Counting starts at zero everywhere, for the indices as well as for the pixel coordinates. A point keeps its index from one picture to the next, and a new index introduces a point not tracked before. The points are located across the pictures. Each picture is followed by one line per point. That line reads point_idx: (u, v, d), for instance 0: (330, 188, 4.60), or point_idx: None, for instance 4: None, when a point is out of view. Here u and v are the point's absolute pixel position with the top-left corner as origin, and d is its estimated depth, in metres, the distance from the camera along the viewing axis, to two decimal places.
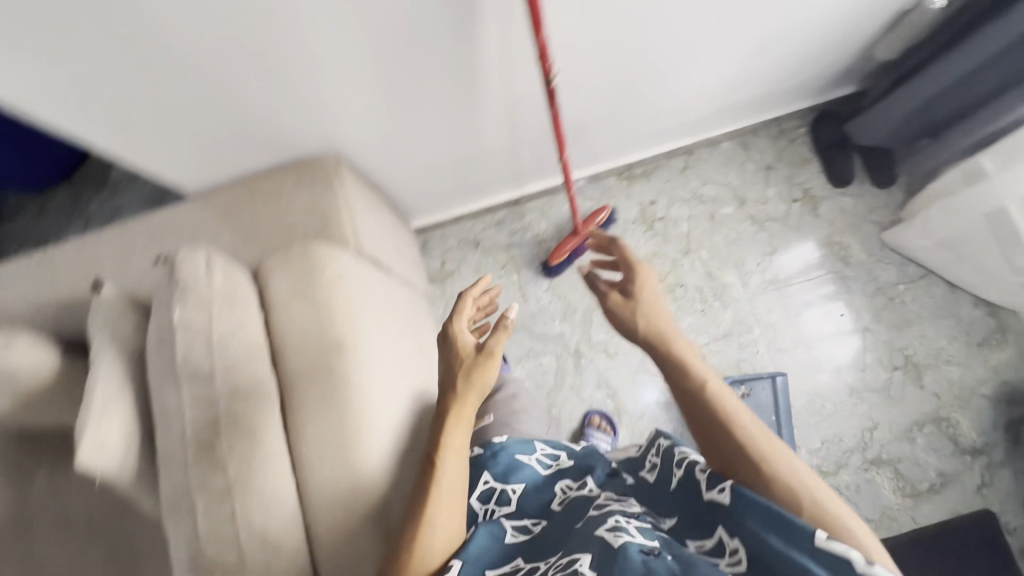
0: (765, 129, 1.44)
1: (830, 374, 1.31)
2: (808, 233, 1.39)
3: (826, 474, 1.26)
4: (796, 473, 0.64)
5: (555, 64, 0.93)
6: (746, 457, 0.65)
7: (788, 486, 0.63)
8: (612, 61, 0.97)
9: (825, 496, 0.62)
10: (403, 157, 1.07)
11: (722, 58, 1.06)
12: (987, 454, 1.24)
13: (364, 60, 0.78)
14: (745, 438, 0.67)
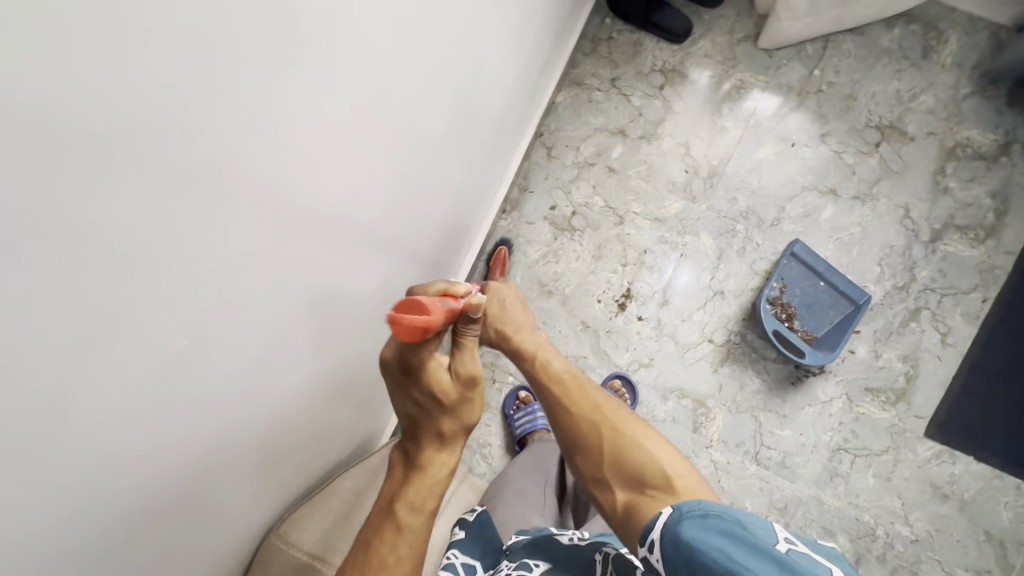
0: (579, 52, 1.26)
1: (832, 202, 1.17)
2: (700, 102, 1.22)
3: (907, 285, 1.15)
4: (639, 441, 0.66)
5: (382, 245, 0.73)
6: (593, 434, 0.69)
7: (620, 444, 0.66)
8: (427, 186, 0.79)
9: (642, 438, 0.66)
10: (336, 421, 0.89)
11: (505, 55, 0.84)
12: (1017, 140, 1.12)
13: (241, 463, 0.60)
14: (593, 415, 0.71)
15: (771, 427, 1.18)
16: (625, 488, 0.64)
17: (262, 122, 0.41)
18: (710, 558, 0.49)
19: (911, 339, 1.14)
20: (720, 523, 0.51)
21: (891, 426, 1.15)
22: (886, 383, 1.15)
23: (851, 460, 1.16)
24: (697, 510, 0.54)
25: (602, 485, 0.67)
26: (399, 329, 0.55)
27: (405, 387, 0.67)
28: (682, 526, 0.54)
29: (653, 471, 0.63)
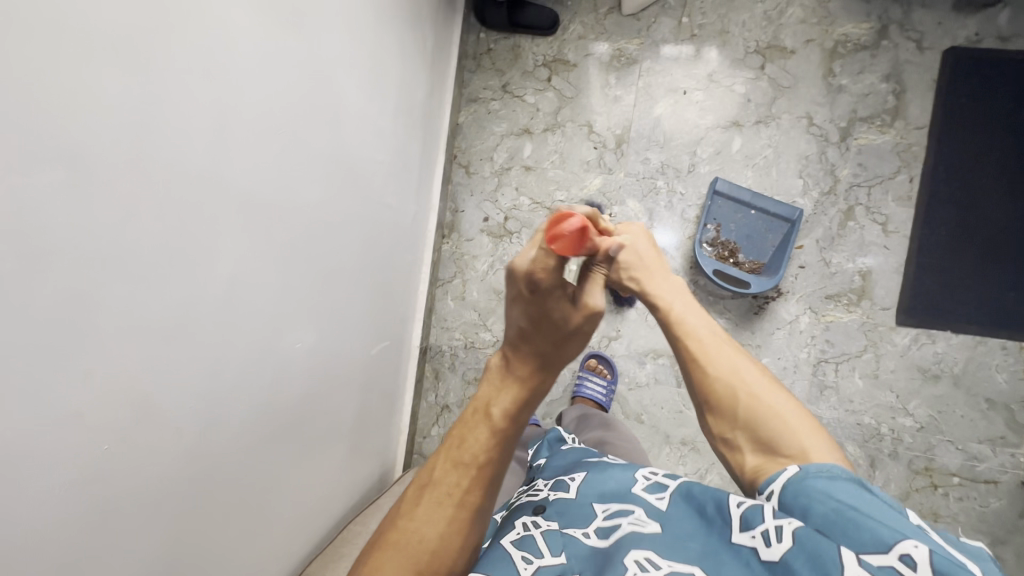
0: (464, 71, 1.32)
1: (737, 133, 1.20)
2: (587, 81, 1.26)
3: (834, 188, 1.16)
4: (779, 410, 0.61)
5: (307, 306, 0.79)
6: (729, 396, 0.63)
7: (762, 414, 0.61)
8: (335, 243, 0.84)
9: (785, 411, 0.61)
10: (327, 472, 0.95)
11: (368, 95, 0.89)
12: (892, 20, 1.13)
13: (218, 535, 0.66)
14: (732, 377, 0.64)
15: None
16: (756, 452, 0.61)
17: (118, 246, 0.46)
18: (834, 509, 0.50)
19: (854, 237, 1.15)
20: (851, 485, 0.53)
21: (862, 325, 1.16)
22: (844, 286, 1.16)
23: (835, 370, 1.17)
24: (824, 472, 0.54)
25: (730, 444, 0.64)
26: (564, 247, 0.56)
27: (527, 300, 0.59)
28: (810, 481, 0.54)
29: (789, 442, 0.59)
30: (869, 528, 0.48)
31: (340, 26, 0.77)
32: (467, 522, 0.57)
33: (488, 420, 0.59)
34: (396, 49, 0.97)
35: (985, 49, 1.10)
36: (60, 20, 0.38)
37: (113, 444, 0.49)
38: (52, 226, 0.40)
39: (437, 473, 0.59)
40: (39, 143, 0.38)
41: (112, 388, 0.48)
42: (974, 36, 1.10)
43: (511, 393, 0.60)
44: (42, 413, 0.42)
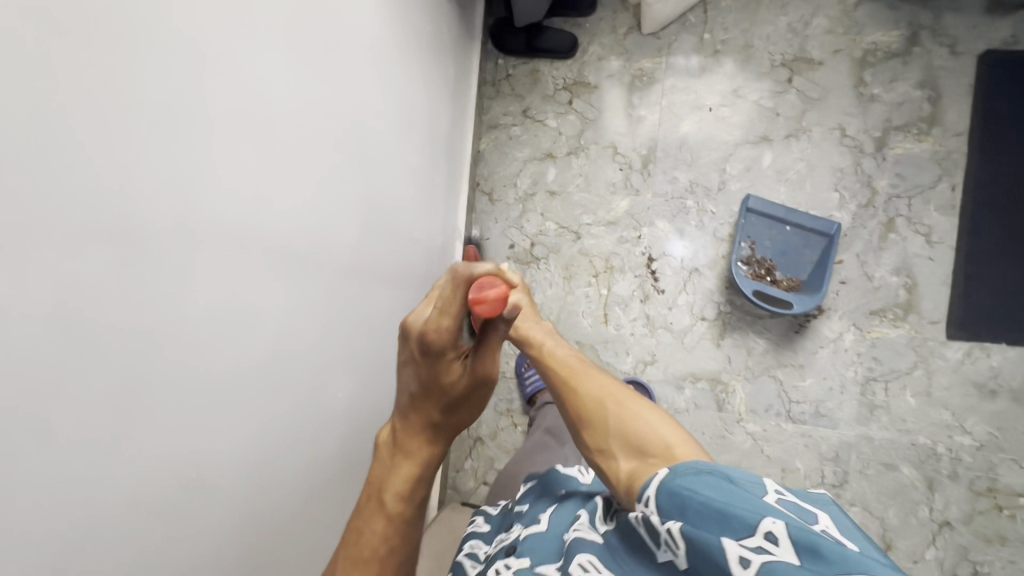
0: (483, 99, 1.31)
1: (768, 148, 1.17)
2: (609, 102, 1.24)
3: (872, 200, 1.12)
4: (641, 414, 0.66)
5: (346, 353, 0.77)
6: (599, 410, 0.69)
7: (627, 421, 0.66)
8: (369, 286, 0.82)
9: (647, 414, 0.66)
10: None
11: (397, 132, 0.88)
12: (922, 26, 1.10)
13: None
14: (599, 391, 0.70)
15: (793, 382, 1.16)
16: (629, 455, 0.64)
17: (167, 320, 0.44)
18: (706, 502, 0.52)
19: (897, 250, 1.11)
20: (714, 476, 0.55)
21: (910, 341, 1.11)
22: (888, 301, 1.12)
23: (885, 388, 1.12)
24: (694, 468, 0.56)
25: (607, 456, 0.66)
26: (479, 311, 0.51)
27: (416, 363, 0.55)
28: (676, 482, 0.55)
29: (655, 441, 0.63)
30: (734, 514, 0.50)
31: (370, 67, 0.76)
32: (397, 564, 0.59)
33: (406, 462, 0.59)
34: (421, 83, 0.96)
35: (1022, 50, 1.07)
36: (117, 102, 0.37)
37: (166, 527, 0.46)
38: (107, 311, 0.38)
39: (359, 521, 0.58)
40: (98, 225, 0.37)
41: (169, 470, 0.46)
42: (1009, 39, 1.07)
43: (405, 470, 0.59)
44: (96, 509, 0.39)
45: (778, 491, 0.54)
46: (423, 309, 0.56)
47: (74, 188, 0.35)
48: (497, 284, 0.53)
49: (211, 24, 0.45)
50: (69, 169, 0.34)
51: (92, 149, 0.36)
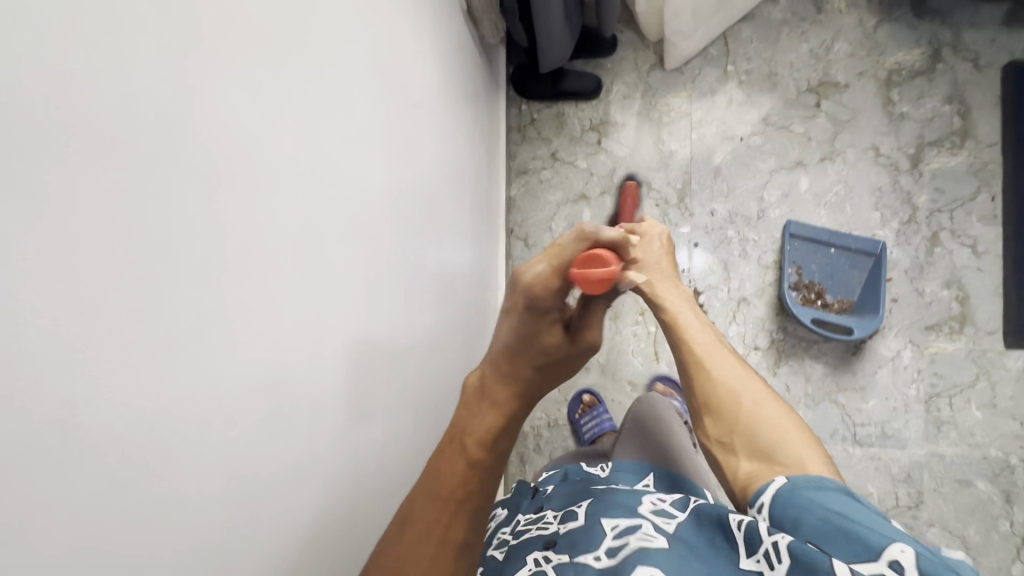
0: (510, 145, 1.30)
1: (803, 173, 1.17)
2: (639, 140, 1.25)
3: (913, 216, 1.13)
4: (777, 423, 0.61)
5: (426, 438, 0.73)
6: (728, 405, 0.64)
7: (760, 422, 0.62)
8: (439, 362, 0.80)
9: (784, 425, 0.61)
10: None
11: (449, 194, 0.87)
12: (943, 43, 1.12)
13: None
14: (733, 386, 0.65)
15: (855, 405, 1.15)
16: (749, 457, 0.61)
17: (284, 481, 0.42)
18: (824, 517, 0.50)
19: (944, 264, 1.12)
20: (833, 494, 0.52)
21: (969, 354, 1.10)
22: (942, 315, 1.11)
23: (949, 403, 1.11)
24: (813, 483, 0.54)
25: (725, 449, 0.64)
26: (585, 284, 0.49)
27: (520, 312, 0.52)
28: (796, 491, 0.53)
29: (786, 450, 0.59)
30: (854, 531, 0.48)
31: (427, 132, 0.76)
32: (477, 512, 0.51)
33: (494, 409, 0.53)
34: (465, 139, 0.96)
35: None
36: (233, 284, 0.36)
37: None
38: (231, 493, 0.36)
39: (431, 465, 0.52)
40: (224, 405, 0.36)
41: None
42: None
43: (490, 420, 0.53)
44: None
45: (905, 528, 0.49)
46: (534, 265, 0.50)
47: (213, 327, 0.34)
48: (607, 262, 0.49)
49: (302, 150, 0.44)
50: (198, 364, 0.33)
51: (228, 279, 0.36)
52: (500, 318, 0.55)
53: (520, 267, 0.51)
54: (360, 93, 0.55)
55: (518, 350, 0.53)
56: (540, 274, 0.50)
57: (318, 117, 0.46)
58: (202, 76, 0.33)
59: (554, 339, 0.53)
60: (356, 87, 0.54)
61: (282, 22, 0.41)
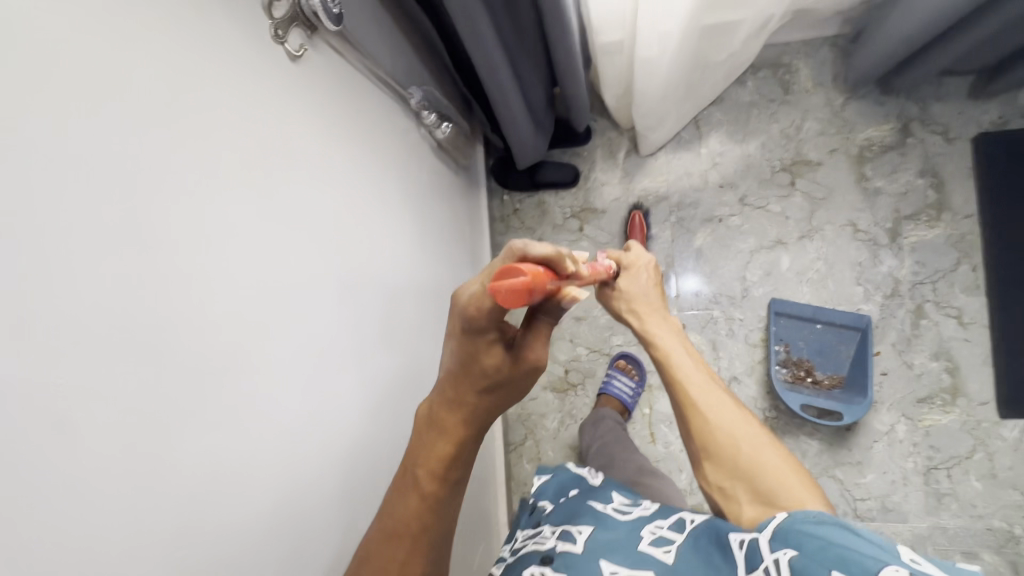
0: (495, 235, 1.33)
1: (783, 251, 1.19)
2: (620, 224, 1.27)
3: (896, 289, 1.14)
4: (765, 457, 0.56)
5: None
6: (723, 441, 0.58)
7: (752, 460, 0.56)
8: None
9: (781, 465, 0.55)
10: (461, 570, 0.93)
11: (433, 332, 0.90)
12: (911, 117, 1.14)
13: None
14: (731, 425, 0.59)
15: (853, 479, 1.15)
16: (754, 500, 0.55)
17: None
18: (821, 548, 0.44)
19: (931, 336, 1.12)
20: (838, 527, 0.46)
21: (964, 426, 1.11)
22: (934, 387, 1.12)
23: (948, 475, 1.11)
24: (813, 517, 0.48)
25: (726, 496, 0.58)
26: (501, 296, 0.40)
27: (456, 340, 0.49)
28: (795, 524, 0.47)
29: (782, 491, 0.53)
30: (853, 560, 0.42)
31: (403, 289, 0.80)
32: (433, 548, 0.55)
33: (443, 440, 0.54)
34: (447, 266, 0.99)
35: (1014, 130, 1.10)
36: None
37: None
38: None
39: (392, 499, 0.55)
40: None
41: None
42: (999, 119, 1.10)
43: (444, 447, 0.54)
44: None
45: (916, 557, 0.42)
46: (472, 284, 0.45)
47: None
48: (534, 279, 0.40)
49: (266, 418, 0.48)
50: None
51: None
52: (445, 338, 0.52)
53: (463, 285, 0.46)
54: (331, 302, 0.59)
55: (462, 376, 0.51)
56: (472, 294, 0.45)
57: (287, 357, 0.51)
58: (167, 393, 0.38)
59: (496, 361, 0.49)
60: (326, 301, 0.58)
61: (242, 317, 0.45)
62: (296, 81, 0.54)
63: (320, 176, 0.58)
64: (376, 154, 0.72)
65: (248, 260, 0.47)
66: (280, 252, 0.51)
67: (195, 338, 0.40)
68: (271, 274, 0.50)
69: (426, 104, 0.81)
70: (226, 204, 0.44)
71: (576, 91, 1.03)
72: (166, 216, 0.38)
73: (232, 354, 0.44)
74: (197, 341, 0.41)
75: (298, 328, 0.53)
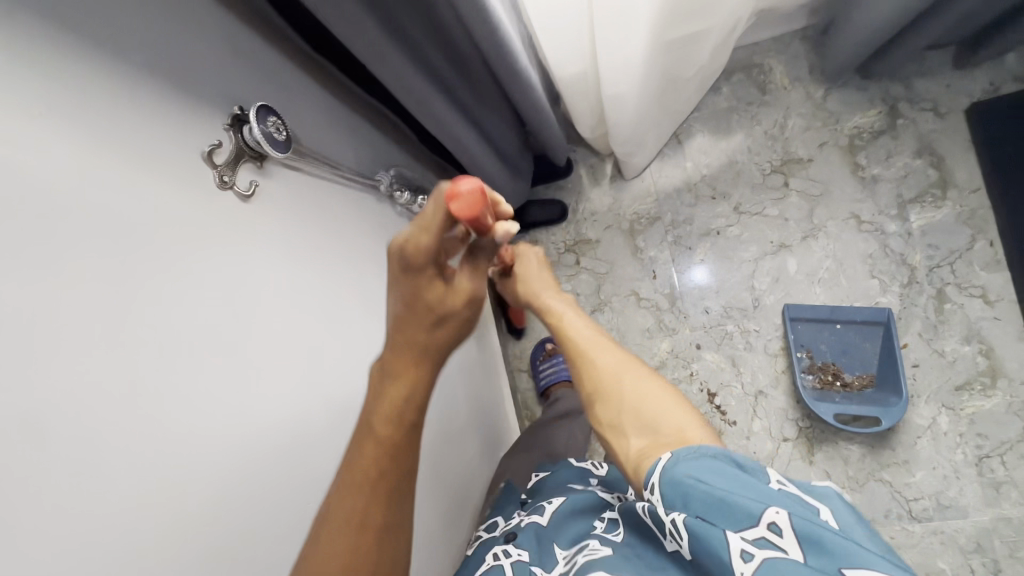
0: None
1: (789, 255, 1.15)
2: (615, 251, 1.24)
3: (913, 277, 1.09)
4: (642, 395, 0.56)
5: None
6: (613, 387, 0.58)
7: (637, 400, 0.56)
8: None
9: (663, 401, 0.55)
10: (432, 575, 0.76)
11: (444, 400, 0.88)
12: (897, 99, 1.10)
13: None
14: (618, 374, 0.58)
15: (903, 480, 1.08)
16: (637, 428, 0.55)
17: None
18: (698, 491, 0.44)
19: (958, 319, 1.07)
20: (716, 460, 0.46)
21: (1009, 408, 1.05)
22: (970, 372, 1.06)
23: (1002, 462, 1.05)
24: (697, 452, 0.47)
25: (614, 431, 0.57)
26: (460, 213, 0.44)
27: (401, 284, 0.47)
28: (682, 467, 0.46)
29: (667, 427, 0.52)
30: (729, 503, 0.42)
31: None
32: (405, 491, 0.46)
33: (395, 385, 0.47)
34: None
35: (1007, 95, 1.05)
36: None
37: None
38: None
39: (349, 459, 0.46)
40: None
41: None
42: (989, 87, 1.07)
43: (407, 384, 0.47)
44: None
45: (779, 481, 0.44)
46: (406, 231, 0.45)
47: None
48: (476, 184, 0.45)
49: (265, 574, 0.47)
50: None
51: None
52: (387, 292, 0.49)
53: (395, 237, 0.46)
54: (323, 435, 0.57)
55: (414, 317, 0.48)
56: (408, 236, 0.45)
57: (278, 513, 0.49)
58: None
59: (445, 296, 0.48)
60: (317, 438, 0.56)
61: (230, 486, 0.45)
62: (259, 217, 0.52)
63: (297, 303, 0.56)
64: (354, 258, 0.69)
65: (232, 423, 0.45)
66: (258, 411, 0.49)
67: (173, 546, 0.39)
68: (252, 439, 0.47)
69: (398, 184, 0.78)
70: (192, 390, 0.42)
71: (549, 133, 1.00)
72: (124, 426, 0.37)
73: (217, 535, 0.43)
74: (177, 538, 0.40)
75: (287, 482, 0.51)
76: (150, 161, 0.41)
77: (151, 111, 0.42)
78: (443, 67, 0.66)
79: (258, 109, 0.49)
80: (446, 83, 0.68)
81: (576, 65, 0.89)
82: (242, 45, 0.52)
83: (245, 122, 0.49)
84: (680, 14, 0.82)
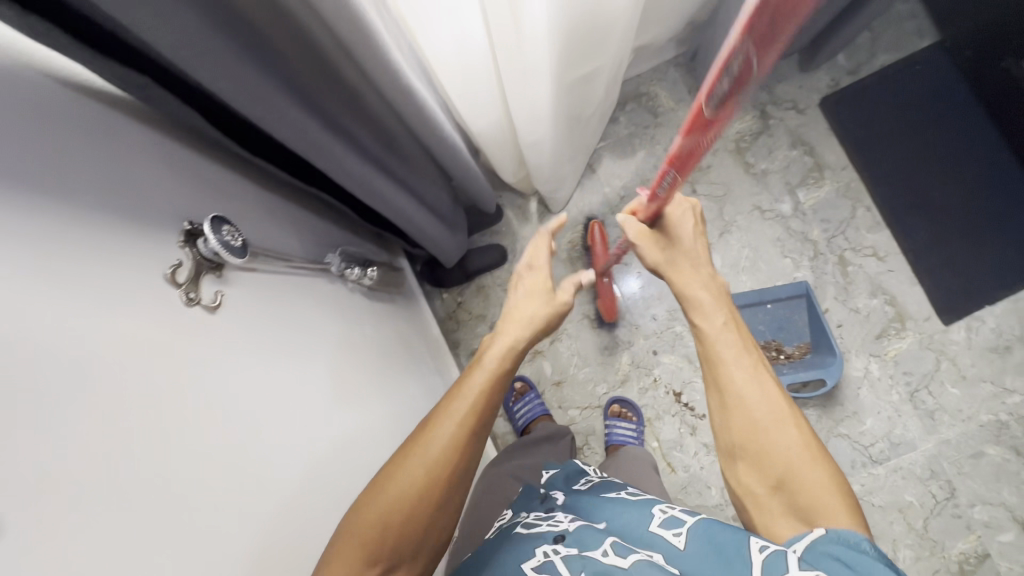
0: (449, 334, 1.31)
1: (712, 252, 1.26)
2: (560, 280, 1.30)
3: (816, 249, 1.24)
4: (802, 467, 0.57)
5: None
6: (765, 434, 0.59)
7: (799, 474, 0.56)
8: None
9: (825, 482, 0.55)
10: None
11: None
12: (764, 104, 1.28)
13: None
14: (782, 429, 0.59)
15: (856, 430, 1.19)
16: (787, 514, 0.56)
17: None
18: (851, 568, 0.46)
19: (861, 278, 1.22)
20: (872, 556, 0.47)
21: (921, 344, 1.20)
22: (883, 321, 1.21)
23: (929, 392, 1.18)
24: (853, 545, 0.48)
25: (756, 502, 0.58)
26: None
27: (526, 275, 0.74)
28: (833, 548, 0.48)
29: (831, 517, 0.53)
30: None
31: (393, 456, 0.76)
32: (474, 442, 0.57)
33: (500, 348, 0.64)
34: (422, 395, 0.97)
35: (847, 88, 1.26)
36: None
37: None
38: None
39: (429, 421, 0.57)
40: None
41: None
42: (831, 82, 1.27)
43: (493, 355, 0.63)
44: None
45: None
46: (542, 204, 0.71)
47: None
48: None
49: None
50: None
51: None
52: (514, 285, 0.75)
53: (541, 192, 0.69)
54: (321, 523, 0.57)
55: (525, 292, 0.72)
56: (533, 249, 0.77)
57: None
58: None
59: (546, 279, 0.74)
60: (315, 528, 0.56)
61: None
62: (225, 327, 0.52)
63: (279, 400, 0.57)
64: (324, 342, 0.69)
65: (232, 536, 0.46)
66: (258, 514, 0.49)
67: None
68: (248, 549, 0.47)
69: (347, 262, 0.79)
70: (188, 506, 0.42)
71: (478, 186, 1.06)
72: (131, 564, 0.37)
73: None
74: None
75: None
76: (116, 296, 0.42)
77: (108, 246, 0.43)
78: (378, 151, 0.70)
79: (213, 221, 0.50)
80: (383, 162, 0.72)
81: (491, 122, 0.96)
82: (182, 161, 0.53)
83: (199, 236, 0.51)
84: (576, 56, 0.88)
